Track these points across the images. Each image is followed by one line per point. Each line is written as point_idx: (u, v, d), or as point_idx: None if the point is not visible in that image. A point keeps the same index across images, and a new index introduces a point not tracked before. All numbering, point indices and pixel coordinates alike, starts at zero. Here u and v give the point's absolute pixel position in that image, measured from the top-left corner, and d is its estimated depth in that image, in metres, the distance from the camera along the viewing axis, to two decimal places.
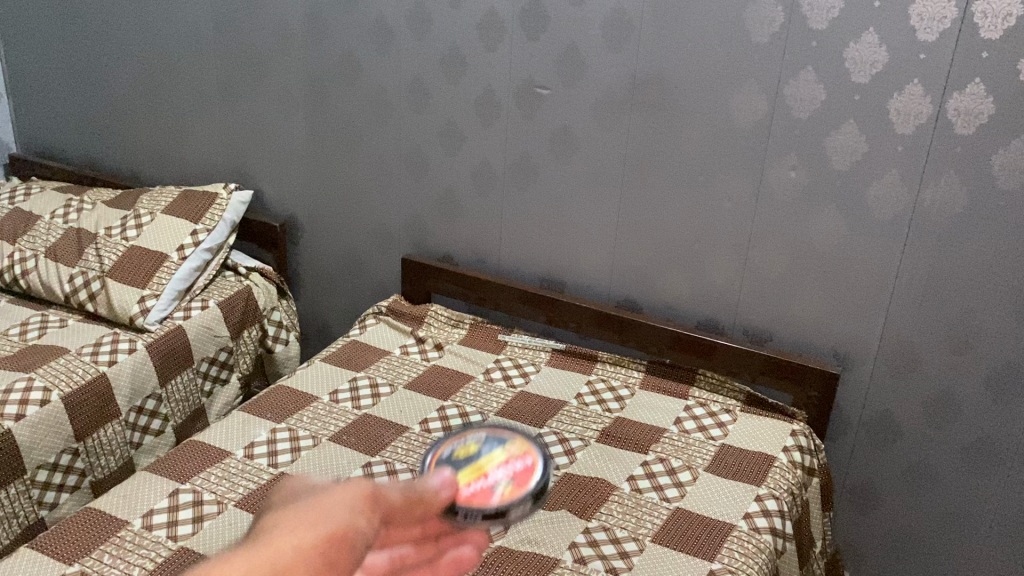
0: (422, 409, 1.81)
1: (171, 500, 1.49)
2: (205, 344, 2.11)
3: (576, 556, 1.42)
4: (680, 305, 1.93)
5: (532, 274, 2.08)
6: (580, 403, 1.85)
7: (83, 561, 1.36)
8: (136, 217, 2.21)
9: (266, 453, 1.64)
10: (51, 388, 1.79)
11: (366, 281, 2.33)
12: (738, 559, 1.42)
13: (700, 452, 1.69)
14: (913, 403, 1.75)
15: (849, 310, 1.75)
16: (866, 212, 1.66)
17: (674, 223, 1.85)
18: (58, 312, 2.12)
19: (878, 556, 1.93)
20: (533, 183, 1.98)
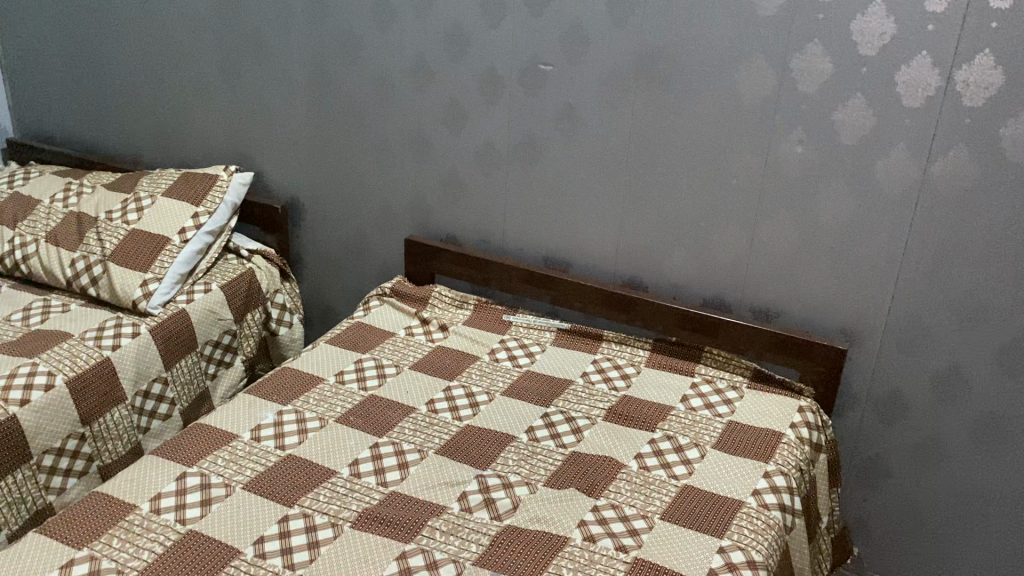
0: (428, 390, 1.81)
1: (179, 483, 1.49)
2: (208, 327, 2.10)
3: (585, 534, 1.41)
4: (686, 283, 1.92)
5: (537, 253, 2.07)
6: (587, 381, 1.85)
7: (93, 545, 1.35)
8: (137, 200, 2.20)
9: (273, 435, 1.63)
10: (55, 372, 1.79)
11: (369, 262, 2.32)
12: (748, 535, 1.42)
13: (708, 429, 1.69)
14: (921, 378, 1.75)
15: (856, 286, 1.74)
16: (874, 187, 1.64)
17: (680, 201, 1.84)
18: (60, 297, 2.11)
19: (885, 531, 1.93)
20: (537, 162, 1.96)
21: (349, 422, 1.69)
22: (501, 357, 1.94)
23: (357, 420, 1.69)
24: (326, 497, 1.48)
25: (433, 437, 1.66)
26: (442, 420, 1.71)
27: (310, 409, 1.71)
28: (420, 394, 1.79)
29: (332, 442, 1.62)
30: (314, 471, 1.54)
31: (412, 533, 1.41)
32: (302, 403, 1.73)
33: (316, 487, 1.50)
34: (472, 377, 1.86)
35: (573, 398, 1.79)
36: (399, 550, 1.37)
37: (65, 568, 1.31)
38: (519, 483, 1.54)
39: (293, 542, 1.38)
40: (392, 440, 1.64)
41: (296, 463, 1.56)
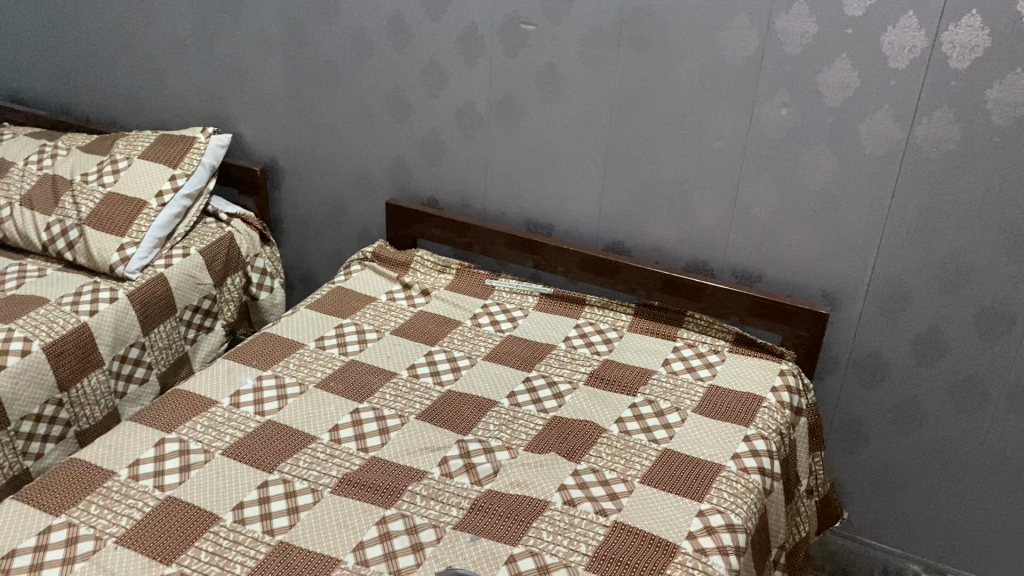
0: (409, 356, 1.80)
1: (157, 450, 1.48)
2: (188, 292, 2.07)
3: (566, 498, 1.42)
4: (669, 247, 1.91)
5: (519, 217, 2.05)
6: (569, 346, 1.84)
7: (71, 512, 1.35)
8: (112, 162, 2.16)
9: (253, 401, 1.62)
10: (31, 338, 1.77)
11: (350, 226, 2.29)
12: (727, 499, 1.43)
13: (689, 393, 1.69)
14: (902, 342, 1.75)
15: (839, 250, 1.73)
16: (858, 150, 1.63)
17: (663, 164, 1.82)
18: (36, 262, 2.07)
19: (865, 494, 1.94)
20: (519, 124, 1.94)
21: (330, 387, 1.68)
22: (483, 322, 1.92)
23: (338, 384, 1.69)
24: (306, 462, 1.48)
25: (413, 402, 1.65)
26: (423, 385, 1.71)
27: (291, 374, 1.71)
28: (401, 359, 1.79)
29: (313, 407, 1.62)
30: (293, 437, 1.53)
31: (392, 497, 1.41)
32: (283, 368, 1.72)
33: (296, 452, 1.50)
34: (454, 342, 1.85)
35: (555, 362, 1.79)
36: (379, 515, 1.37)
37: (43, 535, 1.31)
38: (499, 448, 1.54)
39: (273, 508, 1.38)
40: (373, 405, 1.63)
41: (275, 428, 1.55)
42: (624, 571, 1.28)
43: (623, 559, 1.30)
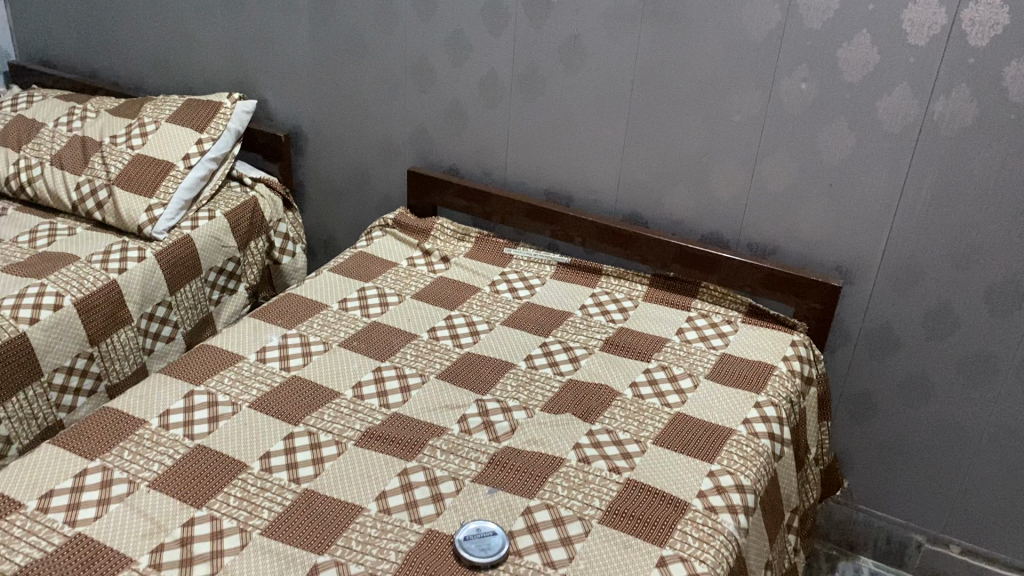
0: (429, 319, 1.84)
1: (186, 400, 1.54)
2: (213, 254, 2.12)
3: (580, 456, 1.46)
4: (686, 219, 1.94)
5: (538, 187, 2.09)
6: (585, 314, 1.88)
7: (104, 457, 1.41)
8: (141, 125, 2.20)
9: (278, 357, 1.67)
10: (63, 293, 1.82)
11: (372, 193, 2.33)
12: (738, 461, 1.48)
13: (702, 360, 1.73)
14: (913, 316, 1.79)
15: (853, 224, 1.76)
16: (875, 125, 1.66)
17: (682, 136, 1.85)
18: (66, 220, 2.12)
19: (871, 465, 1.98)
20: (541, 94, 1.97)
21: (354, 346, 1.73)
22: (501, 289, 1.97)
23: (361, 344, 1.74)
24: (330, 416, 1.53)
25: (433, 362, 1.70)
26: (443, 347, 1.75)
27: (315, 333, 1.76)
28: (422, 322, 1.83)
29: (336, 365, 1.67)
30: (318, 392, 1.58)
31: (414, 451, 1.46)
32: (307, 326, 1.77)
33: (321, 407, 1.55)
34: (473, 307, 1.90)
35: (571, 329, 1.83)
36: (401, 467, 1.42)
37: (79, 478, 1.36)
38: (517, 408, 1.58)
39: (298, 458, 1.43)
40: (394, 364, 1.68)
41: (300, 383, 1.60)
42: (636, 525, 1.33)
43: (635, 514, 1.35)
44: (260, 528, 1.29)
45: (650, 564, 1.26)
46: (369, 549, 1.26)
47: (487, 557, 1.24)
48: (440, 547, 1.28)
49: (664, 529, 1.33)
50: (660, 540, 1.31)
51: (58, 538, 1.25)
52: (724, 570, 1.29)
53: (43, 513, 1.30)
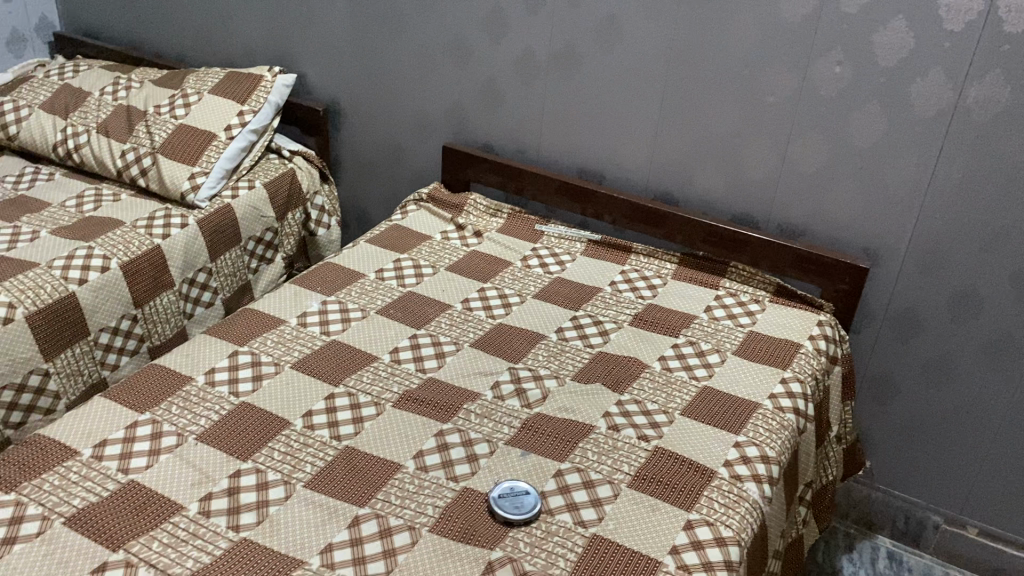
0: (463, 290, 1.89)
1: (231, 360, 1.60)
2: (252, 223, 2.18)
3: (609, 424, 1.51)
4: (716, 199, 1.98)
5: (571, 165, 2.13)
6: (615, 289, 1.92)
7: (154, 411, 1.47)
8: (184, 96, 2.26)
9: (318, 322, 1.73)
10: (110, 256, 1.88)
11: (406, 168, 2.38)
12: (763, 433, 1.52)
13: (729, 337, 1.77)
14: (938, 299, 1.81)
15: (882, 207, 1.79)
16: (908, 110, 1.68)
17: (715, 117, 1.88)
18: (111, 187, 2.19)
19: (892, 446, 2.02)
20: (577, 73, 2.00)
21: (391, 314, 1.78)
22: (532, 263, 2.01)
23: (398, 312, 1.79)
24: (369, 379, 1.59)
25: (467, 331, 1.75)
26: (476, 317, 1.80)
27: (353, 301, 1.81)
28: (456, 293, 1.88)
29: (373, 331, 1.72)
30: (357, 356, 1.64)
31: (449, 414, 1.51)
32: (345, 294, 1.83)
33: (359, 370, 1.61)
34: (505, 280, 1.94)
35: (601, 304, 1.87)
36: (437, 429, 1.48)
37: (130, 429, 1.42)
38: (548, 376, 1.63)
39: (339, 417, 1.49)
40: (429, 332, 1.74)
41: (339, 348, 1.66)
42: (663, 490, 1.38)
43: (662, 479, 1.40)
44: (304, 480, 1.35)
45: (677, 527, 1.31)
46: (408, 504, 1.32)
47: (520, 514, 1.29)
48: (475, 504, 1.33)
49: (691, 494, 1.37)
50: (687, 504, 1.35)
51: (113, 484, 1.32)
52: (748, 535, 1.34)
53: (98, 460, 1.36)
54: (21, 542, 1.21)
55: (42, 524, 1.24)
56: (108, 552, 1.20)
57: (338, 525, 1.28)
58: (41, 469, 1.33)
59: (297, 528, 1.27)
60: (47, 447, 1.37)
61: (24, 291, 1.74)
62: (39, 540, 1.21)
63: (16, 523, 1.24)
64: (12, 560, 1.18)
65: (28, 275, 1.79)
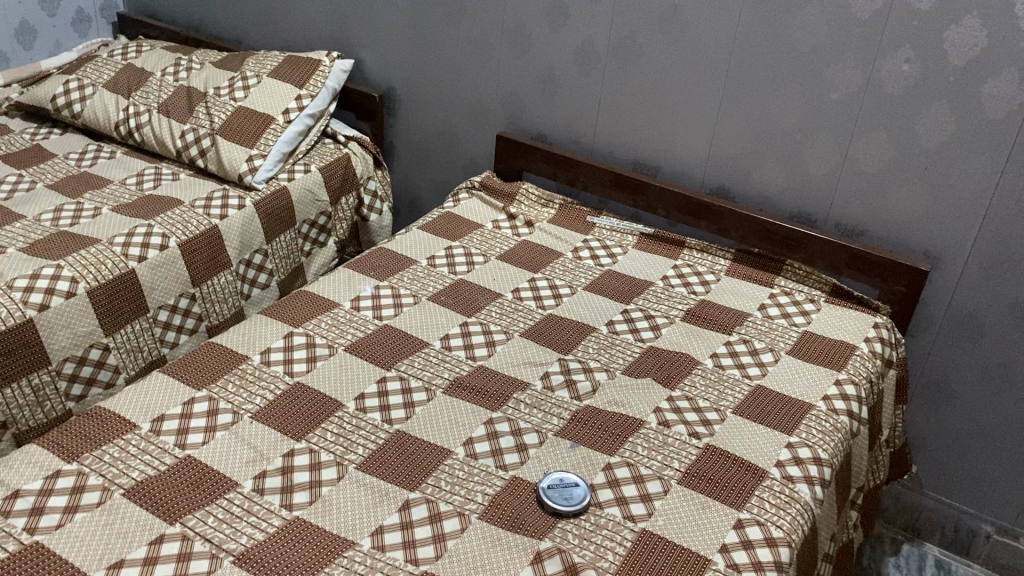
0: (514, 280, 1.89)
1: (286, 341, 1.62)
2: (307, 207, 2.21)
3: (660, 419, 1.50)
4: (774, 195, 1.95)
5: (626, 158, 2.11)
6: (667, 284, 1.91)
7: (211, 388, 1.49)
8: (243, 78, 2.28)
9: (371, 306, 1.75)
10: (169, 235, 1.91)
11: (459, 156, 2.39)
12: (816, 435, 1.50)
13: (783, 337, 1.74)
14: (1000, 305, 1.77)
15: (946, 209, 1.75)
16: (978, 110, 1.64)
17: (777, 112, 1.86)
18: (170, 166, 2.22)
19: (944, 453, 1.98)
20: (636, 64, 1.99)
21: (442, 301, 1.79)
22: (584, 255, 2.00)
23: (449, 299, 1.80)
24: (420, 364, 1.60)
25: (518, 321, 1.75)
26: (526, 307, 1.80)
27: (405, 286, 1.82)
28: (507, 282, 1.88)
29: (425, 318, 1.73)
30: (408, 342, 1.66)
31: (499, 402, 1.52)
32: (398, 280, 1.84)
33: (411, 355, 1.62)
34: (556, 271, 1.94)
35: (653, 298, 1.85)
36: (487, 417, 1.48)
37: (188, 405, 1.45)
38: (598, 368, 1.62)
39: (390, 401, 1.50)
40: (480, 320, 1.74)
41: (391, 333, 1.68)
42: (714, 488, 1.37)
43: (712, 477, 1.39)
44: (356, 462, 1.37)
45: (728, 525, 1.30)
46: (457, 490, 1.33)
47: (569, 506, 1.29)
48: (525, 494, 1.33)
49: (741, 493, 1.36)
50: (738, 503, 1.34)
51: (170, 458, 1.34)
52: (799, 537, 1.32)
53: (156, 434, 1.39)
54: (82, 511, 1.24)
55: (102, 494, 1.27)
56: (164, 525, 1.23)
57: (389, 508, 1.29)
58: (102, 441, 1.36)
59: (348, 510, 1.28)
60: (107, 420, 1.40)
61: (86, 266, 1.78)
62: (99, 510, 1.24)
63: (77, 492, 1.27)
64: (74, 528, 1.21)
65: (90, 251, 1.82)
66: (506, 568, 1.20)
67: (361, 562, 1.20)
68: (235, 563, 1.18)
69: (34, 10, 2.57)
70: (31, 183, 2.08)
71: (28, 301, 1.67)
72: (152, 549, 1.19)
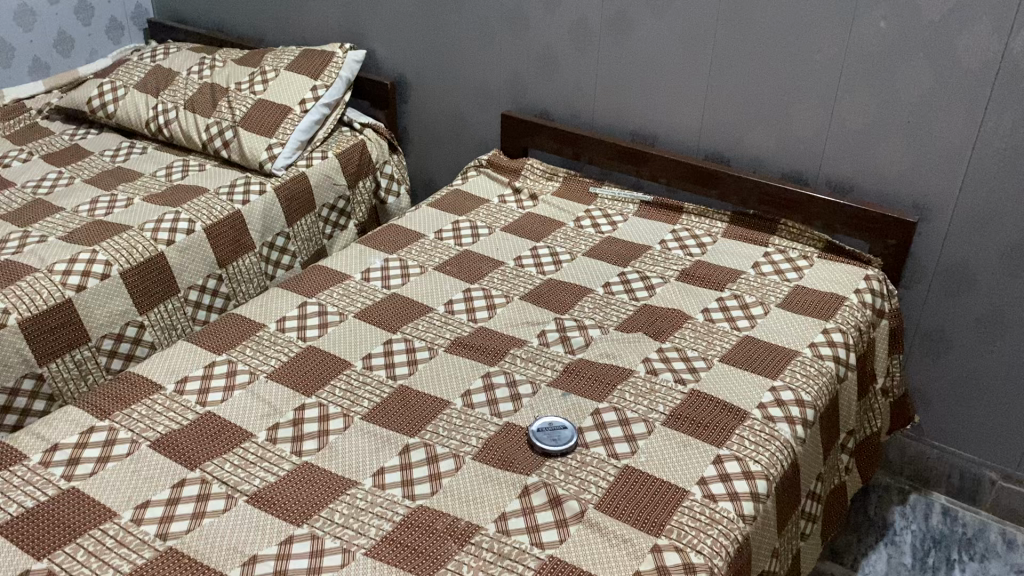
0: (516, 249, 1.99)
1: (300, 310, 1.74)
2: (326, 191, 2.33)
3: (648, 368, 1.59)
4: (767, 157, 2.01)
5: (625, 129, 2.19)
6: (664, 248, 1.98)
7: (230, 352, 1.62)
8: (263, 73, 2.42)
9: (380, 277, 1.86)
10: (195, 220, 2.05)
11: (469, 136, 2.49)
12: (800, 378, 1.57)
13: (775, 291, 1.81)
14: (990, 252, 1.80)
15: (931, 161, 1.80)
16: (955, 62, 1.68)
17: (763, 76, 1.92)
18: (197, 158, 2.36)
19: (945, 402, 2.02)
20: (629, 38, 2.06)
21: (447, 270, 1.90)
22: (585, 224, 2.09)
23: (453, 268, 1.90)
24: (424, 326, 1.71)
25: (519, 285, 1.85)
26: (527, 273, 1.89)
27: (413, 258, 1.93)
28: (509, 251, 1.98)
29: (430, 286, 1.84)
30: (413, 307, 1.77)
31: (496, 358, 1.62)
32: (406, 253, 1.95)
33: (417, 319, 1.73)
34: (557, 240, 2.02)
35: (650, 261, 1.93)
36: (484, 370, 1.59)
37: (209, 367, 1.58)
38: (593, 325, 1.71)
39: (395, 359, 1.61)
40: (482, 286, 1.84)
41: (398, 300, 1.79)
42: (696, 428, 1.45)
43: (696, 418, 1.46)
44: (361, 413, 1.48)
45: (707, 460, 1.38)
46: (454, 435, 1.43)
47: (557, 446, 1.39)
48: (517, 438, 1.43)
49: (723, 432, 1.44)
50: (718, 441, 1.42)
51: (193, 414, 1.47)
52: (777, 470, 1.40)
53: (180, 393, 1.52)
54: (114, 460, 1.37)
55: (131, 446, 1.40)
56: (186, 470, 1.36)
57: (390, 452, 1.40)
58: (131, 402, 1.49)
59: (353, 454, 1.39)
60: (137, 382, 1.54)
61: (119, 250, 1.92)
62: (129, 459, 1.37)
63: (110, 444, 1.40)
64: (106, 475, 1.34)
65: (124, 236, 1.97)
66: (495, 501, 1.30)
67: (362, 498, 1.31)
68: (249, 502, 1.30)
69: (70, 21, 2.74)
70: (70, 178, 2.24)
71: (67, 282, 1.82)
72: (175, 491, 1.32)
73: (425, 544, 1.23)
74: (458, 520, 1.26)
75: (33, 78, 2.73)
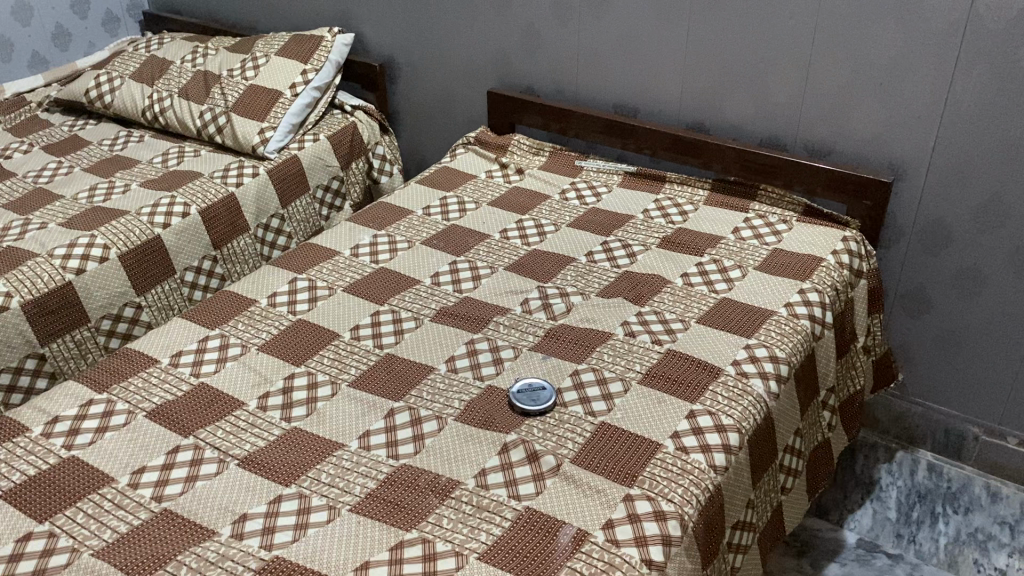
0: (502, 222, 2.03)
1: (291, 286, 1.80)
2: (318, 172, 2.38)
3: (627, 331, 1.63)
4: (746, 124, 2.04)
5: (608, 102, 2.23)
6: (646, 217, 2.02)
7: (223, 327, 1.68)
8: (254, 59, 2.47)
9: (368, 253, 1.91)
10: (190, 204, 2.11)
11: (458, 115, 2.53)
12: (775, 336, 1.61)
13: (753, 255, 1.84)
14: (965, 209, 1.83)
15: (905, 121, 1.82)
16: (923, 22, 1.71)
17: (739, 42, 1.95)
18: (192, 144, 2.42)
19: (929, 359, 2.05)
20: (608, 11, 2.10)
21: (433, 244, 1.95)
22: (570, 196, 2.13)
23: (440, 242, 1.95)
24: (410, 298, 1.76)
25: (504, 257, 1.90)
26: (512, 245, 1.94)
27: (401, 234, 1.98)
28: (495, 224, 2.03)
29: (417, 259, 1.89)
30: (401, 280, 1.82)
31: (479, 325, 1.67)
32: (395, 229, 2.00)
33: (405, 291, 1.78)
34: (543, 212, 2.07)
35: (632, 229, 1.97)
36: (468, 337, 1.64)
37: (203, 341, 1.64)
38: (575, 292, 1.76)
39: (382, 329, 1.67)
40: (468, 258, 1.89)
41: (386, 274, 1.84)
42: (672, 385, 1.49)
43: (671, 376, 1.51)
44: (349, 381, 1.54)
45: (680, 416, 1.42)
46: (437, 398, 1.49)
47: (535, 406, 1.44)
48: (498, 399, 1.48)
49: (698, 388, 1.48)
50: (692, 396, 1.46)
51: (187, 385, 1.53)
52: (750, 424, 1.44)
53: (175, 366, 1.58)
54: (112, 430, 1.43)
55: (128, 416, 1.46)
56: (180, 437, 1.42)
57: (375, 416, 1.45)
58: (128, 375, 1.56)
59: (339, 419, 1.45)
60: (134, 357, 1.60)
61: (117, 234, 1.99)
62: (126, 429, 1.44)
63: (108, 415, 1.47)
64: (104, 444, 1.41)
65: (121, 221, 2.03)
66: (475, 458, 1.35)
67: (348, 458, 1.36)
68: (240, 465, 1.36)
69: (66, 14, 2.81)
70: (69, 167, 2.31)
71: (67, 266, 1.89)
72: (169, 457, 1.38)
73: (407, 498, 1.28)
74: (439, 476, 1.32)
75: (32, 71, 2.79)
